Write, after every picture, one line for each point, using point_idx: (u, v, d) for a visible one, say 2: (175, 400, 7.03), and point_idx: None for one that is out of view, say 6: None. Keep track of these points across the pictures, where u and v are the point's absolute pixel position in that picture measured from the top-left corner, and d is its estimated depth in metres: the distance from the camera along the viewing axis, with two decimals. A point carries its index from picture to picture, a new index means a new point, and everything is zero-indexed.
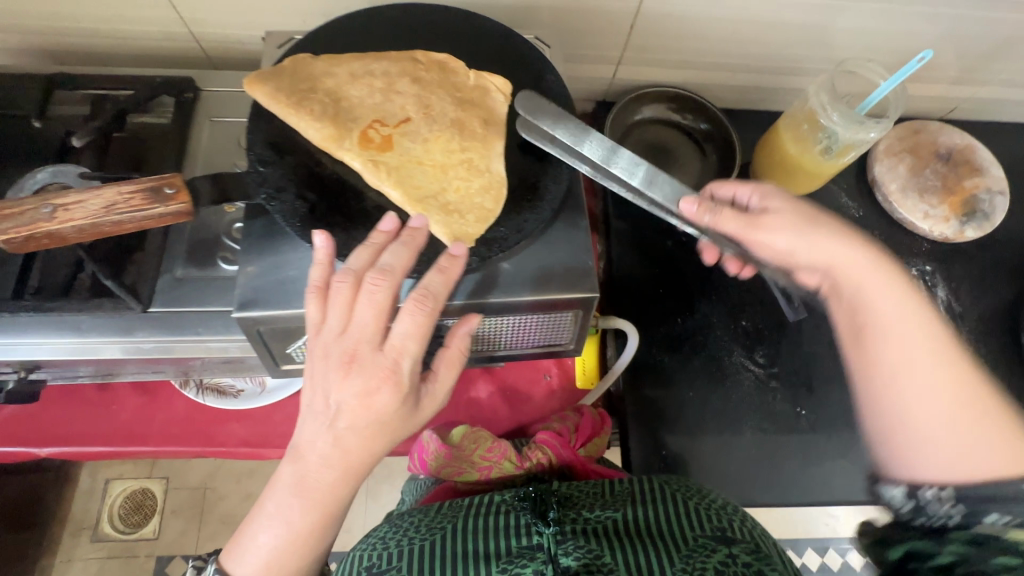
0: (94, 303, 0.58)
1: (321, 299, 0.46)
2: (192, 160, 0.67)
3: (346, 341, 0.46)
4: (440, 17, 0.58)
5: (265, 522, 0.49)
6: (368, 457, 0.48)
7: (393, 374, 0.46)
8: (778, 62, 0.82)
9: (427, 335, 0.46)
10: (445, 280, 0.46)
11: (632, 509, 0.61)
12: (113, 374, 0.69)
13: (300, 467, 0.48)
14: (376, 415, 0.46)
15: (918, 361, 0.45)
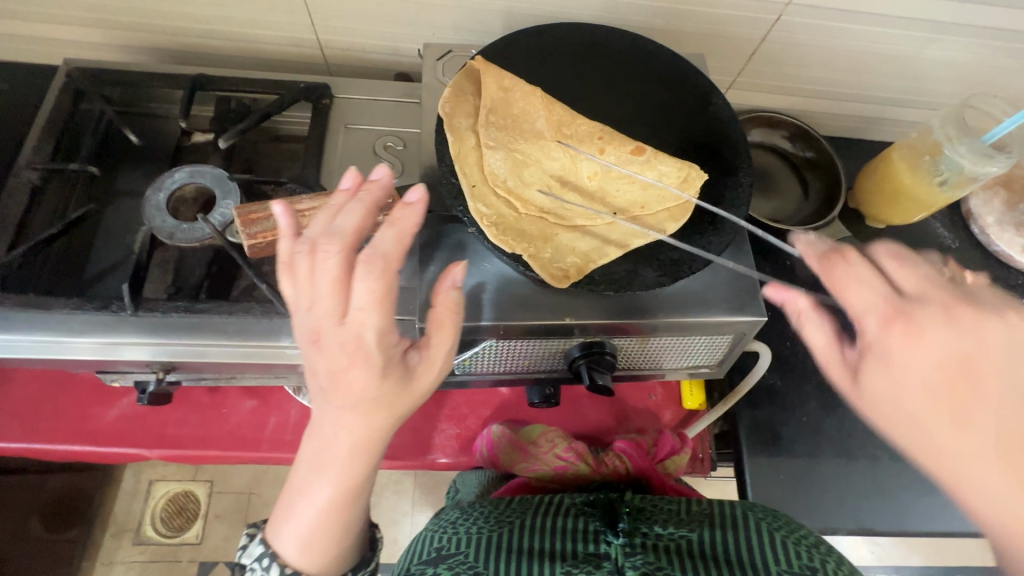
0: (245, 306, 0.58)
1: (288, 272, 0.47)
2: (328, 165, 0.67)
3: (311, 317, 0.45)
4: (604, 35, 0.57)
5: (296, 497, 0.51)
6: (374, 431, 0.48)
7: (361, 346, 0.44)
8: (887, 93, 0.83)
9: (387, 299, 0.44)
10: (396, 234, 0.46)
11: (708, 532, 0.61)
12: (234, 378, 0.68)
13: (314, 443, 0.50)
14: (360, 393, 0.46)
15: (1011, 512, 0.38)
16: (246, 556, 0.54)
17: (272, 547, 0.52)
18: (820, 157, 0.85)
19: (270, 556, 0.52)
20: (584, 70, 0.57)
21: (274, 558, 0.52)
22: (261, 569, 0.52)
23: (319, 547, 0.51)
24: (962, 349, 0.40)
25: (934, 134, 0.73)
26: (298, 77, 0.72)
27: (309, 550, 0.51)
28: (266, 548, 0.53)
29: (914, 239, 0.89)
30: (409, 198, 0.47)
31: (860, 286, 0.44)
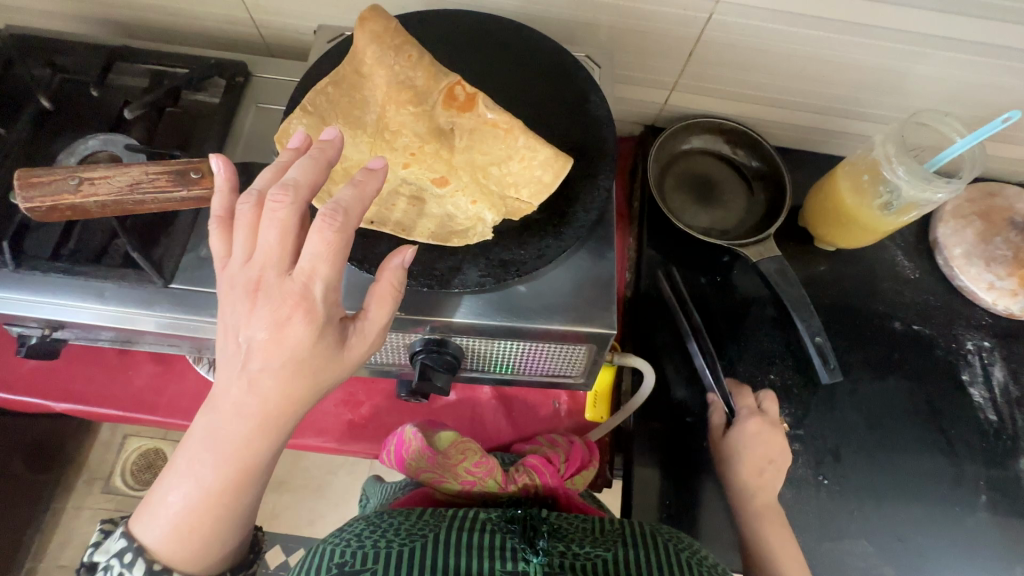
0: (120, 272, 0.59)
1: (225, 228, 0.46)
2: (233, 141, 0.68)
3: (253, 267, 0.43)
4: (488, 26, 0.55)
5: (174, 481, 0.47)
6: (287, 404, 0.44)
7: (305, 298, 0.42)
8: (844, 106, 0.76)
9: (339, 255, 0.42)
10: (359, 193, 0.43)
11: (622, 549, 0.56)
12: (132, 342, 0.70)
13: (211, 419, 0.45)
14: (290, 351, 0.42)
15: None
16: (99, 561, 0.51)
17: (140, 540, 0.48)
18: (766, 168, 0.80)
19: (135, 551, 0.48)
20: (462, 60, 0.54)
21: (139, 554, 0.48)
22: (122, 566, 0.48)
23: (195, 538, 0.48)
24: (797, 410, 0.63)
25: (875, 152, 0.68)
26: (221, 55, 0.73)
27: (184, 537, 0.47)
28: (130, 543, 0.49)
29: (869, 266, 0.82)
30: (372, 163, 0.43)
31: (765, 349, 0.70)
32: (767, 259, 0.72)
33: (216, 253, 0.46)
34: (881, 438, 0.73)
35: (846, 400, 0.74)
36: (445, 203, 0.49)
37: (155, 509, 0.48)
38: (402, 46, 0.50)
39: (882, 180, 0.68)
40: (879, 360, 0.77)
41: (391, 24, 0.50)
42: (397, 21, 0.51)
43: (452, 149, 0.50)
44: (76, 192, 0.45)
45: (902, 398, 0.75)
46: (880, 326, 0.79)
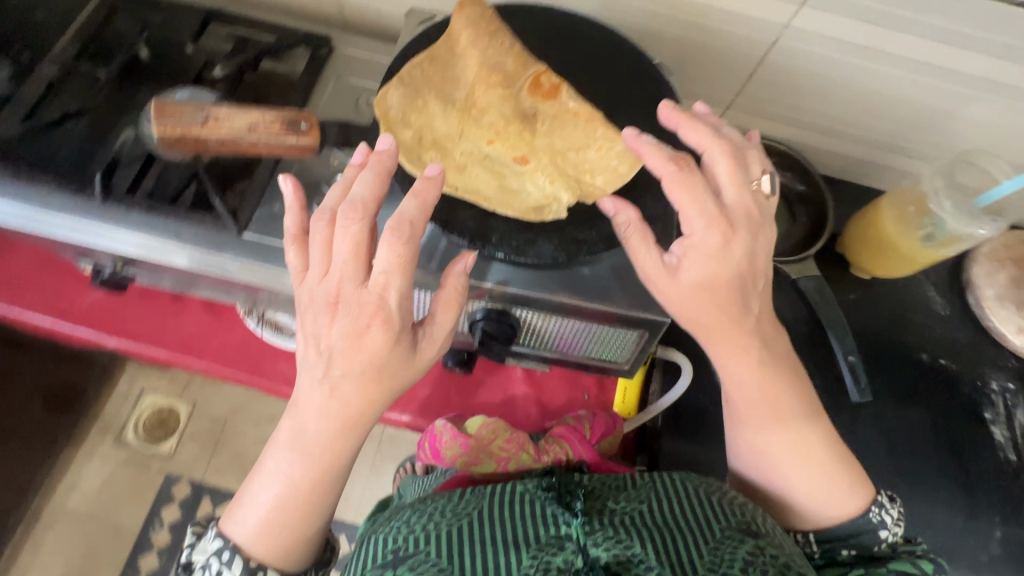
0: (198, 216, 0.62)
1: (301, 245, 0.51)
2: (311, 109, 0.71)
3: (330, 283, 0.46)
4: (574, 24, 0.58)
5: (267, 482, 0.51)
6: (368, 405, 0.48)
7: (381, 308, 0.45)
8: (893, 140, 0.79)
9: (410, 265, 0.45)
10: (419, 201, 0.45)
11: (654, 498, 0.54)
12: (190, 287, 0.73)
13: (301, 420, 0.50)
14: (369, 358, 0.46)
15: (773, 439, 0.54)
16: (195, 554, 0.53)
17: (234, 537, 0.51)
18: (811, 192, 0.83)
19: (232, 547, 0.51)
20: (546, 51, 0.57)
21: (237, 551, 0.50)
22: (221, 564, 0.50)
23: (285, 537, 0.51)
24: (726, 258, 0.47)
25: (922, 186, 0.71)
26: (306, 28, 0.77)
27: (275, 535, 0.51)
28: (227, 541, 0.51)
29: (900, 298, 0.84)
30: (429, 172, 0.45)
31: (692, 122, 0.50)
32: (806, 277, 0.75)
33: (297, 268, 0.50)
34: (899, 463, 0.75)
35: (868, 422, 0.76)
36: (524, 180, 0.51)
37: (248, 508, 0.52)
38: (495, 34, 0.54)
39: (927, 214, 0.71)
40: (904, 389, 0.79)
41: (487, 13, 0.54)
42: (492, 10, 0.55)
43: (534, 132, 0.53)
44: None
45: (925, 428, 0.76)
46: (908, 356, 0.81)
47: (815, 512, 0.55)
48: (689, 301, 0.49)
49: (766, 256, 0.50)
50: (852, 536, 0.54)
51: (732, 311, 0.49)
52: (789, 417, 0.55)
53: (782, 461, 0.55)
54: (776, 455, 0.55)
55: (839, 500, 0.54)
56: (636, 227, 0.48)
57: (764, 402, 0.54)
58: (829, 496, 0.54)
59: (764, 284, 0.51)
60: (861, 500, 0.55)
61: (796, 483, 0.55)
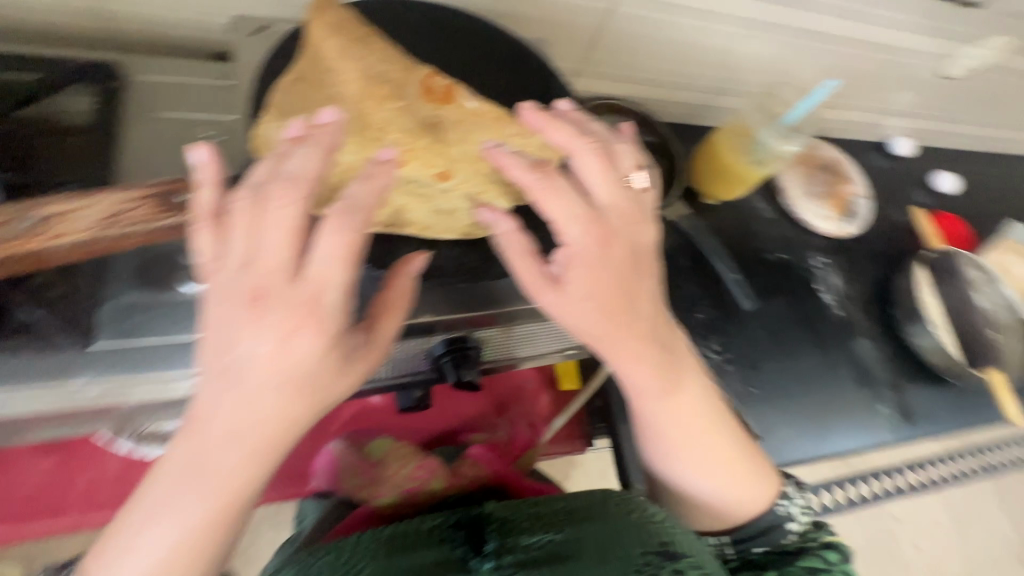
0: (18, 341, 0.46)
1: (217, 230, 0.41)
2: (126, 162, 0.55)
3: (251, 273, 0.38)
4: (444, 16, 0.55)
5: (144, 523, 0.36)
6: (288, 426, 0.38)
7: (317, 308, 0.38)
8: (708, 83, 0.92)
9: (354, 258, 0.39)
10: (370, 188, 0.40)
11: (568, 530, 0.53)
12: (19, 435, 0.53)
13: (194, 444, 0.37)
14: (296, 363, 0.37)
15: (686, 438, 0.53)
16: None
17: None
18: (661, 141, 0.92)
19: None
20: (423, 50, 0.52)
21: None
22: None
23: None
24: (604, 261, 0.45)
25: (748, 120, 0.86)
26: (72, 55, 0.58)
27: None
28: None
29: (742, 214, 1.01)
30: (385, 154, 0.43)
31: (556, 124, 0.47)
32: (682, 217, 0.85)
33: (206, 258, 0.40)
34: (780, 344, 0.92)
35: (753, 321, 0.91)
36: (454, 197, 0.49)
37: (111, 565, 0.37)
38: (369, 40, 0.48)
39: (756, 141, 0.84)
40: (763, 285, 0.96)
41: (354, 18, 0.48)
42: (357, 12, 0.49)
43: (445, 142, 0.49)
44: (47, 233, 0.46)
45: (785, 311, 0.95)
46: (758, 258, 0.98)
47: (731, 501, 0.56)
48: (583, 315, 0.46)
49: (648, 254, 0.49)
50: (759, 534, 0.58)
51: (624, 319, 0.47)
52: (706, 419, 0.53)
53: (696, 461, 0.54)
54: (692, 456, 0.54)
55: (747, 492, 0.56)
56: (515, 238, 0.46)
57: (678, 415, 0.52)
58: (740, 487, 0.55)
59: (651, 281, 0.49)
60: (767, 492, 0.57)
61: (714, 476, 0.54)
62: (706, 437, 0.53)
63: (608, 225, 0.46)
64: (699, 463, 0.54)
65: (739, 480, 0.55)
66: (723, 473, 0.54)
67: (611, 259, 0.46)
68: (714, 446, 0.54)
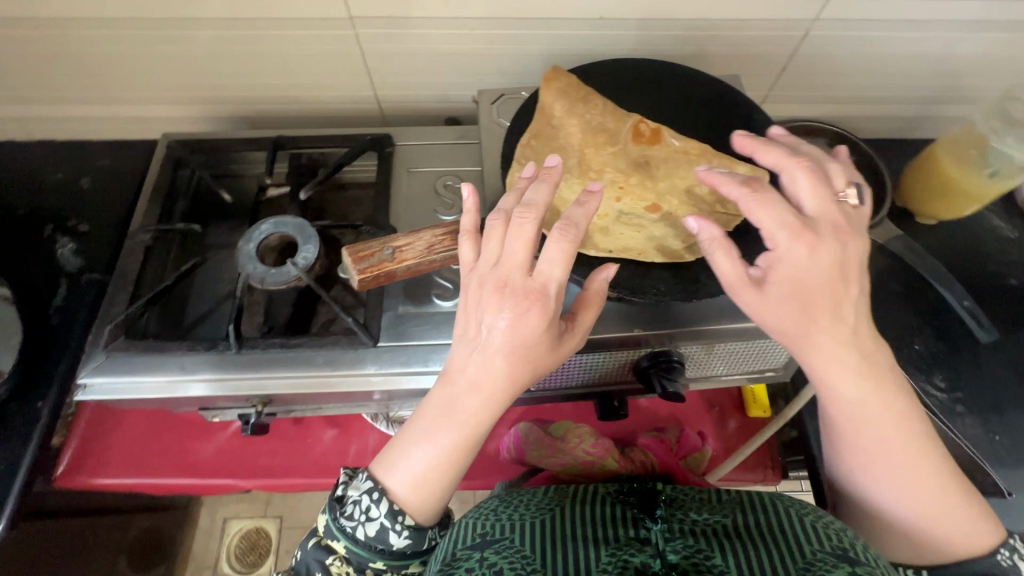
0: (332, 338, 0.63)
1: (474, 240, 0.51)
2: (396, 207, 0.73)
3: (497, 269, 0.47)
4: (646, 69, 0.60)
5: (415, 440, 0.50)
6: (510, 388, 0.48)
7: (542, 296, 0.46)
8: (922, 93, 0.84)
9: (572, 260, 0.46)
10: (585, 213, 0.48)
11: (743, 514, 0.55)
12: (320, 408, 0.72)
13: (450, 390, 0.49)
14: (524, 339, 0.46)
15: (894, 456, 0.52)
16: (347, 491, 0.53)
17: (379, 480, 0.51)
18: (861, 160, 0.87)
19: (378, 490, 0.50)
20: (630, 99, 0.59)
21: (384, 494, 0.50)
22: (368, 501, 0.50)
23: (431, 491, 0.50)
24: (813, 267, 0.48)
25: (978, 128, 0.75)
26: (363, 131, 0.80)
27: (422, 491, 0.50)
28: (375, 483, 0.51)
29: (970, 235, 0.88)
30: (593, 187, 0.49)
31: (768, 146, 0.53)
32: (894, 239, 0.77)
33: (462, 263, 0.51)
34: None
35: (992, 357, 0.77)
36: (663, 226, 0.53)
37: (388, 466, 0.51)
38: (587, 97, 0.57)
39: (988, 153, 0.75)
40: (1007, 315, 0.81)
41: (575, 81, 0.58)
42: (577, 76, 0.59)
43: (653, 179, 0.55)
44: (392, 260, 0.53)
45: None
46: (998, 285, 0.84)
47: (942, 538, 0.53)
48: (781, 315, 0.48)
49: (859, 267, 0.50)
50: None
51: (827, 323, 0.48)
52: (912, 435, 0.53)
53: (907, 484, 0.52)
54: (901, 475, 0.52)
55: (962, 528, 0.52)
56: (720, 241, 0.50)
57: (884, 423, 0.52)
58: (955, 523, 0.52)
59: (861, 297, 0.50)
60: (986, 538, 0.52)
61: (923, 498, 0.52)
62: (916, 460, 0.52)
63: (818, 233, 0.49)
64: (909, 484, 0.52)
65: (957, 514, 0.52)
66: (937, 504, 0.52)
67: (826, 264, 0.48)
68: (928, 471, 0.52)
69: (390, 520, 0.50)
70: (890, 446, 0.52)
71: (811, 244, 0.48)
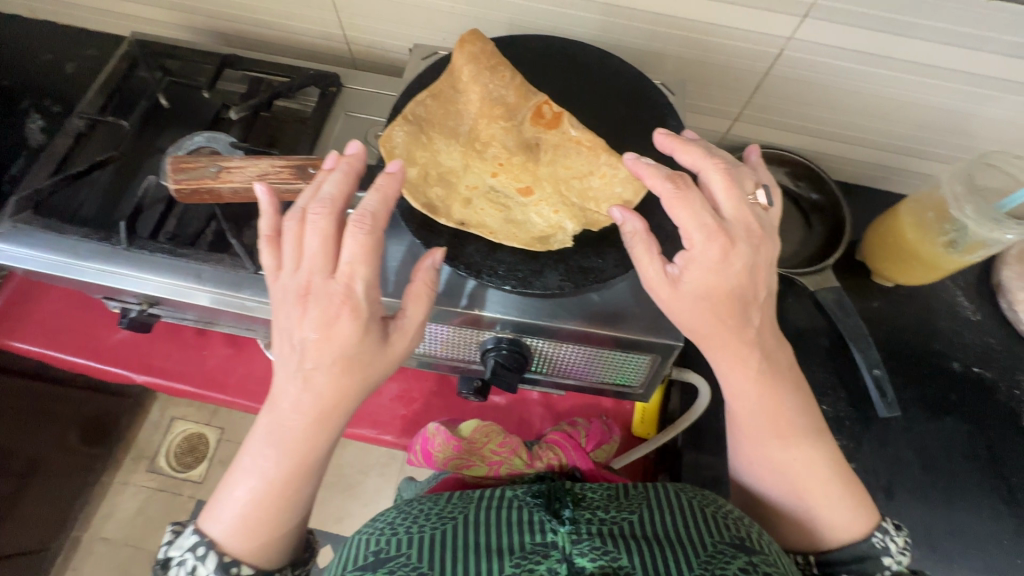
0: (217, 258, 0.65)
1: (274, 245, 0.50)
2: (323, 145, 0.73)
3: (300, 276, 0.47)
4: (576, 52, 0.60)
5: (239, 475, 0.49)
6: (338, 398, 0.47)
7: (349, 298, 0.46)
8: (908, 143, 0.77)
9: (372, 253, 0.46)
10: (381, 198, 0.47)
11: (647, 512, 0.52)
12: (212, 323, 0.74)
13: (275, 416, 0.48)
14: (340, 348, 0.46)
15: (784, 457, 0.53)
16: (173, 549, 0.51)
17: (209, 534, 0.50)
18: (826, 201, 0.81)
19: (207, 544, 0.49)
20: (548, 81, 0.58)
21: (210, 546, 0.49)
22: (194, 559, 0.49)
23: (261, 530, 0.49)
24: (724, 271, 0.47)
25: (942, 191, 0.69)
26: (316, 67, 0.80)
27: (251, 531, 0.49)
28: (201, 537, 0.49)
29: (925, 306, 0.81)
30: (390, 169, 0.48)
31: (687, 145, 0.50)
32: (825, 289, 0.73)
33: (269, 269, 0.50)
34: (935, 478, 0.72)
35: (900, 437, 0.74)
36: (529, 211, 0.54)
37: (215, 512, 0.50)
38: (496, 67, 0.54)
39: (948, 219, 0.68)
40: (936, 399, 0.76)
41: (488, 48, 0.55)
42: (492, 43, 0.56)
43: (537, 163, 0.55)
44: (216, 178, 0.55)
45: (961, 440, 0.73)
46: (939, 366, 0.78)
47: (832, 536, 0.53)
48: (695, 314, 0.49)
49: (768, 270, 0.50)
50: (853, 562, 0.52)
51: (733, 322, 0.49)
52: (799, 436, 0.54)
53: (795, 483, 0.53)
54: (786, 474, 0.53)
55: (844, 520, 0.53)
56: (641, 237, 0.49)
57: (772, 423, 0.53)
58: (845, 518, 0.53)
59: (766, 295, 0.51)
60: (862, 524, 0.53)
61: (802, 490, 0.53)
62: (804, 460, 0.53)
63: (734, 236, 0.48)
64: (790, 483, 0.53)
65: (846, 511, 0.53)
66: (828, 501, 0.53)
67: (743, 262, 0.48)
68: (809, 474, 0.53)
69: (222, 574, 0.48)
70: (778, 448, 0.53)
71: (728, 241, 0.47)
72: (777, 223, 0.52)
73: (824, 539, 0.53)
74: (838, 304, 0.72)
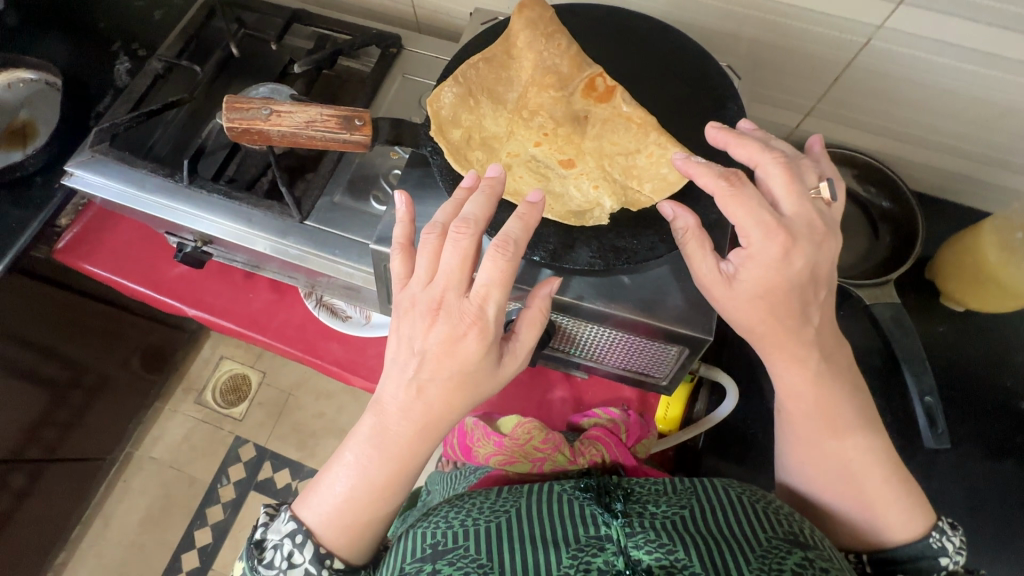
0: (268, 203, 0.68)
1: (405, 251, 0.50)
2: (378, 104, 0.74)
3: (432, 290, 0.46)
4: (639, 24, 0.57)
5: (340, 470, 0.50)
6: (447, 412, 0.48)
7: (479, 319, 0.45)
8: (1004, 154, 0.69)
9: (509, 281, 0.45)
10: (524, 224, 0.46)
11: (698, 506, 0.50)
12: (259, 267, 0.78)
13: (382, 418, 0.49)
14: (460, 366, 0.46)
15: (841, 451, 0.50)
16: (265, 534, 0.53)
17: (306, 522, 0.51)
18: (899, 209, 0.75)
19: (304, 532, 0.50)
20: (606, 53, 0.56)
21: (308, 536, 0.50)
22: (291, 546, 0.50)
23: (356, 526, 0.50)
24: (784, 270, 0.45)
25: None
26: (380, 27, 0.81)
27: (347, 526, 0.50)
28: (298, 524, 0.51)
29: (999, 337, 0.74)
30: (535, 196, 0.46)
31: (741, 138, 0.47)
32: (883, 303, 0.67)
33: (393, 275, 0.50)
34: (982, 523, 0.66)
35: (947, 473, 0.68)
36: (568, 183, 0.53)
37: (314, 499, 0.52)
38: (554, 34, 0.54)
39: None
40: (996, 439, 0.69)
41: (547, 14, 0.54)
42: (552, 9, 0.55)
43: (583, 136, 0.55)
44: (265, 120, 0.55)
45: (1018, 486, 0.67)
46: (1005, 404, 0.71)
47: (884, 534, 0.50)
48: (753, 312, 0.46)
49: (828, 269, 0.47)
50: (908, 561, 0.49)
51: (788, 321, 0.47)
52: (850, 447, 0.50)
53: (846, 482, 0.50)
54: (832, 474, 0.51)
55: (900, 520, 0.49)
56: (694, 235, 0.47)
57: (820, 430, 0.50)
58: (898, 519, 0.49)
59: (825, 293, 0.48)
60: (920, 524, 0.49)
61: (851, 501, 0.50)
62: (858, 458, 0.50)
63: (796, 233, 0.45)
64: (840, 482, 0.50)
65: (905, 512, 0.49)
66: (883, 501, 0.49)
67: (802, 260, 0.45)
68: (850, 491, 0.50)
69: (317, 565, 0.50)
70: (829, 449, 0.50)
71: (789, 239, 0.44)
72: (840, 218, 0.49)
73: (872, 539, 0.50)
74: (897, 321, 0.66)
